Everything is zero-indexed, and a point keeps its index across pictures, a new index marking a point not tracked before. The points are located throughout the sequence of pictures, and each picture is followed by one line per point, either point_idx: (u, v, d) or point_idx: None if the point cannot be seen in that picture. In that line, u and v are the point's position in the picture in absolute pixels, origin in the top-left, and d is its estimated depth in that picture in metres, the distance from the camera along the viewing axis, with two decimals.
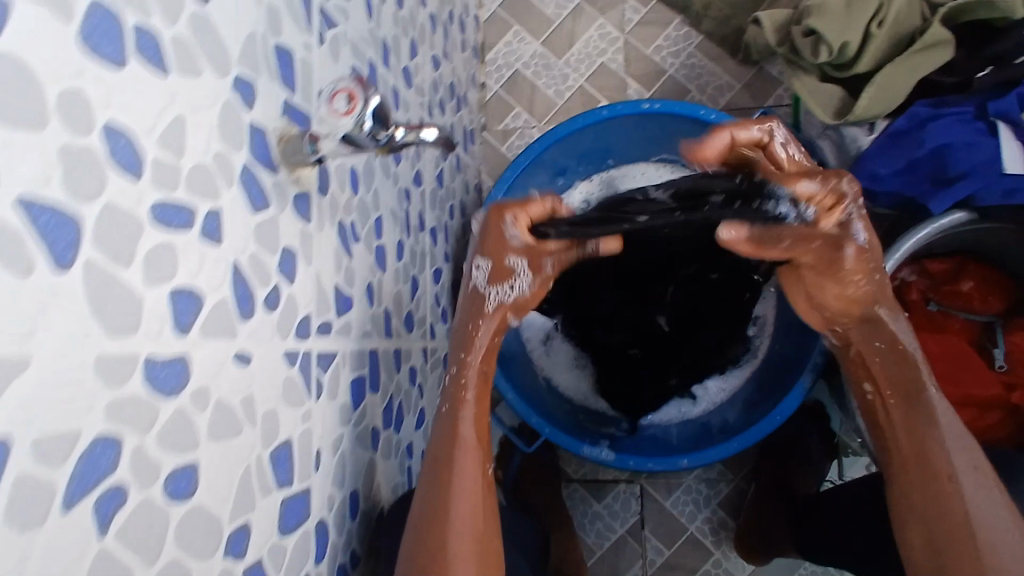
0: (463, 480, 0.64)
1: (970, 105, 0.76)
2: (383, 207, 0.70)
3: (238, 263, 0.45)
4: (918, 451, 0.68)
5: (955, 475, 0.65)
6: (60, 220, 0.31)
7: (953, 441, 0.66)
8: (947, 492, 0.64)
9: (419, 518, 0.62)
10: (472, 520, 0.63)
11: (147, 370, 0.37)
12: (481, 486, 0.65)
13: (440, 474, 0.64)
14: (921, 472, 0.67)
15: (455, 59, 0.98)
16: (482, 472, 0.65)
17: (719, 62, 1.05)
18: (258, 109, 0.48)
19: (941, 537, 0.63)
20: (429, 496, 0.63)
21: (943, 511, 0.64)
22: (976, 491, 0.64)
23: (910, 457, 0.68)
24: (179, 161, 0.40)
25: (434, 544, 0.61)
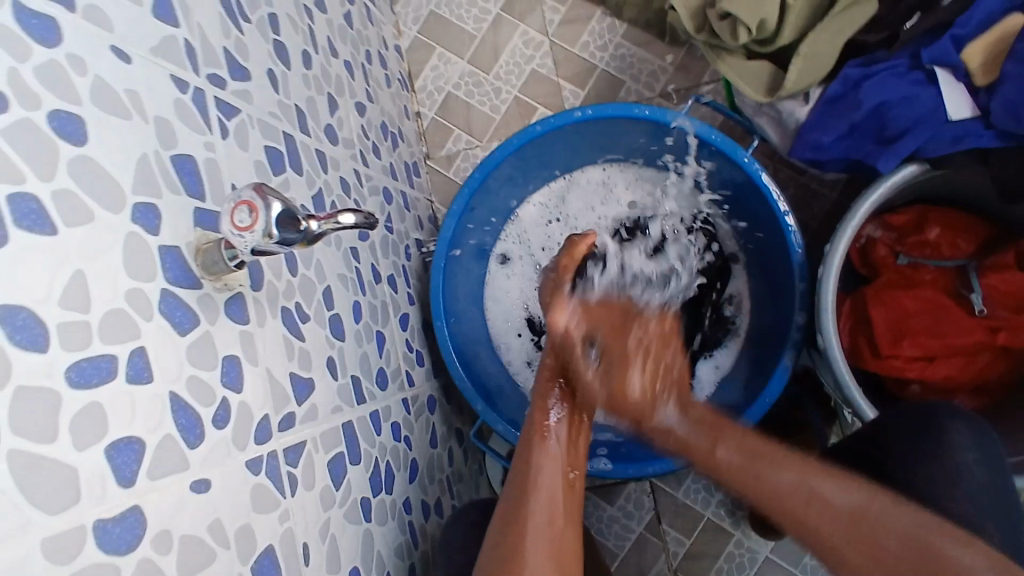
0: (539, 506, 0.66)
1: (903, 57, 0.75)
2: (330, 276, 0.69)
3: (174, 393, 0.44)
4: (732, 452, 0.69)
5: (761, 454, 0.67)
6: None
7: (767, 452, 0.68)
8: (768, 473, 0.66)
9: (502, 514, 0.66)
10: (550, 525, 0.65)
11: (98, 534, 0.37)
12: (562, 486, 0.69)
13: (519, 478, 0.69)
14: (747, 464, 0.67)
15: (382, 98, 0.97)
16: (563, 475, 0.70)
17: (648, 47, 1.04)
18: (167, 231, 0.47)
19: (794, 512, 0.64)
20: (513, 492, 0.68)
21: (782, 492, 0.65)
22: (783, 459, 0.67)
23: (745, 457, 0.68)
24: (89, 314, 0.39)
25: (510, 543, 0.63)
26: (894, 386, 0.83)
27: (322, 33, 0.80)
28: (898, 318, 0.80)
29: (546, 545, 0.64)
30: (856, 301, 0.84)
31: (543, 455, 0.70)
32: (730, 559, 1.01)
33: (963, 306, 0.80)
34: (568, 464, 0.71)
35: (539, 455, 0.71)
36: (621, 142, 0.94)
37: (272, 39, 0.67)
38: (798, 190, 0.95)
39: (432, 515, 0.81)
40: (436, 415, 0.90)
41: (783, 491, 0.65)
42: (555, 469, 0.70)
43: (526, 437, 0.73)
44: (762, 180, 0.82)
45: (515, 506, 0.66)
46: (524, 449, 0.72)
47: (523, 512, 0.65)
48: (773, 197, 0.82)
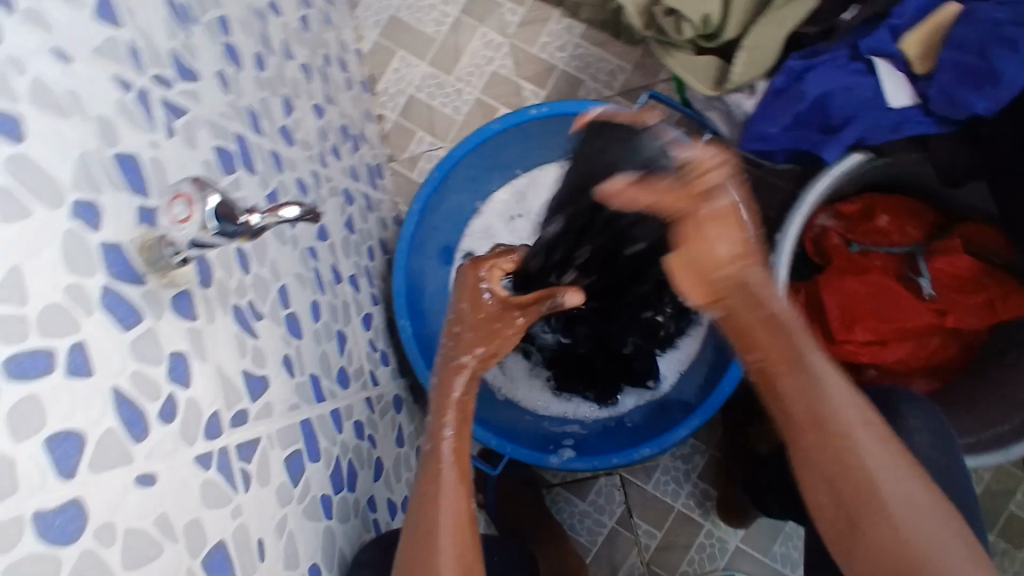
0: (445, 552, 0.58)
1: (843, 47, 0.77)
2: (286, 275, 0.69)
3: (117, 387, 0.44)
4: (811, 411, 0.60)
5: (849, 431, 0.59)
6: None
7: (842, 403, 0.60)
8: (848, 454, 0.58)
9: (408, 543, 0.59)
10: (459, 566, 0.58)
11: (37, 524, 0.37)
12: (468, 521, 0.60)
13: (423, 515, 0.60)
14: (814, 437, 0.60)
15: (342, 100, 0.97)
16: (463, 511, 0.61)
17: (605, 47, 1.06)
18: (109, 227, 0.47)
19: (851, 500, 0.58)
20: (414, 519, 0.60)
21: (855, 479, 0.58)
22: (873, 445, 0.58)
23: (805, 419, 0.61)
24: (27, 308, 0.39)
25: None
26: (851, 369, 0.86)
27: (277, 36, 0.81)
28: (849, 305, 0.82)
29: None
30: (810, 288, 0.86)
31: (447, 486, 0.61)
32: (700, 550, 1.02)
33: (914, 291, 0.82)
34: (466, 493, 0.61)
35: (444, 489, 0.61)
36: None
37: (223, 41, 0.68)
38: (755, 182, 0.97)
39: (398, 512, 0.81)
40: (402, 414, 0.90)
41: (836, 488, 0.59)
42: (458, 505, 0.60)
43: (425, 467, 0.63)
44: None
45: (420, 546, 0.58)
46: (424, 481, 0.62)
47: (427, 563, 0.57)
48: None
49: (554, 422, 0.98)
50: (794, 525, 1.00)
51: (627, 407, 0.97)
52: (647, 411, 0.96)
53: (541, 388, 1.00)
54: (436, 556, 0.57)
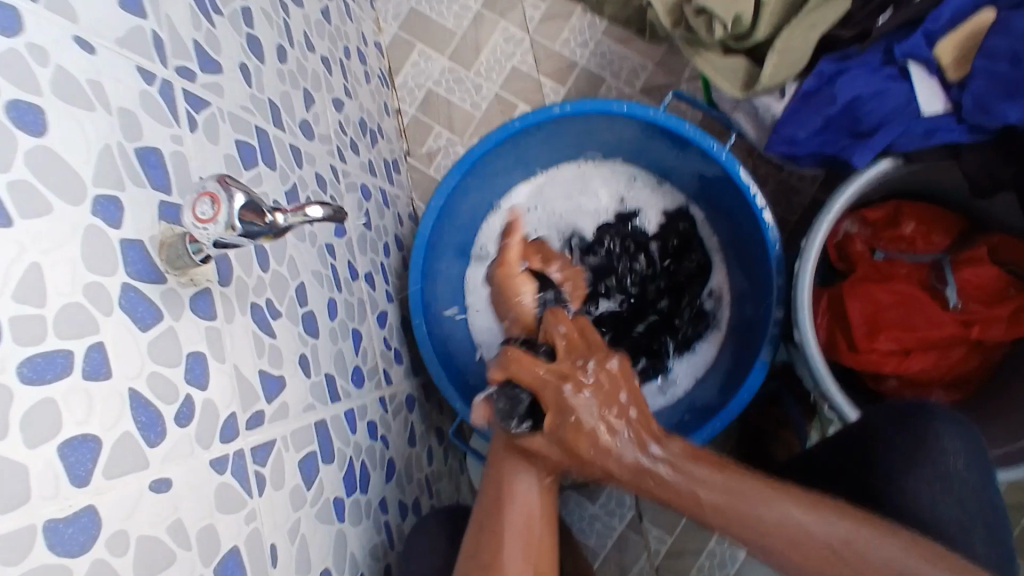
0: (514, 516, 0.70)
1: (877, 51, 0.75)
2: (304, 273, 0.68)
3: (135, 389, 0.43)
4: (688, 446, 0.70)
5: (722, 448, 0.68)
6: None
7: (738, 433, 0.69)
8: (736, 465, 0.67)
9: (484, 509, 0.71)
10: (527, 543, 0.68)
11: (49, 534, 0.36)
12: (540, 503, 0.71)
13: (499, 486, 0.73)
14: (698, 467, 0.69)
15: (361, 94, 0.96)
16: (541, 489, 0.73)
17: (628, 44, 1.04)
18: (129, 224, 0.46)
19: (734, 512, 0.65)
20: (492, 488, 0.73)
21: (762, 495, 0.64)
22: (762, 459, 0.67)
23: (682, 457, 0.70)
24: (44, 308, 0.38)
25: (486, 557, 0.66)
26: (871, 379, 0.84)
27: (298, 27, 0.79)
28: (872, 312, 0.80)
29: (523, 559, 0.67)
30: (833, 295, 0.84)
31: (523, 469, 0.73)
32: (710, 557, 1.00)
33: (939, 301, 0.80)
34: (546, 473, 0.73)
35: (517, 467, 0.73)
36: (601, 139, 0.94)
37: (244, 33, 0.67)
38: (778, 186, 0.95)
39: (410, 513, 0.81)
40: (415, 413, 0.89)
41: (713, 501, 0.66)
42: (534, 483, 0.72)
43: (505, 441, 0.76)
44: (740, 175, 0.82)
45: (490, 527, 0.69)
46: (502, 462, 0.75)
47: (502, 525, 0.69)
48: (751, 193, 0.82)
49: None
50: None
51: None
52: (662, 416, 0.95)
53: None
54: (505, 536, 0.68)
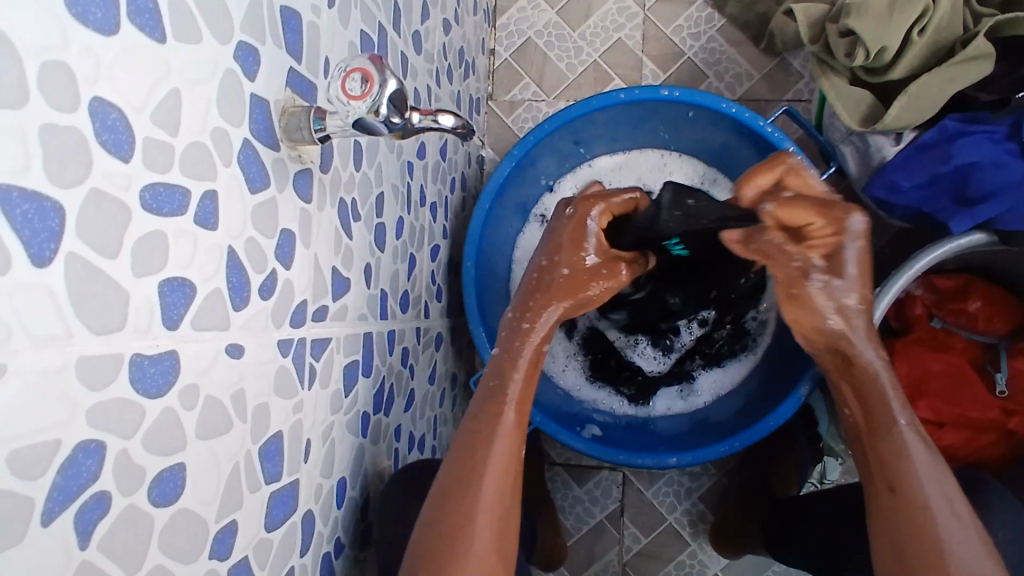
0: (486, 486, 0.56)
1: (1004, 123, 0.72)
2: (385, 183, 0.67)
3: (232, 248, 0.41)
4: (891, 476, 0.56)
5: (928, 503, 0.54)
6: (9, 204, 0.27)
7: (932, 484, 0.54)
8: (926, 532, 0.52)
9: (442, 486, 0.57)
10: (499, 507, 0.56)
11: (133, 368, 0.34)
12: (510, 472, 0.58)
13: (467, 450, 0.58)
14: (893, 503, 0.55)
15: (466, 23, 0.93)
16: (516, 453, 0.59)
17: (740, 48, 1.01)
18: (261, 80, 0.44)
19: (914, 568, 0.52)
20: (456, 465, 0.57)
21: (932, 561, 0.51)
22: (966, 546, 0.51)
23: (884, 482, 0.57)
24: (175, 139, 0.36)
25: (451, 520, 0.54)
26: None
27: None
28: (917, 381, 0.80)
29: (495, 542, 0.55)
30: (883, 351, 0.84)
31: (500, 430, 0.59)
32: (679, 567, 1.01)
33: (986, 384, 0.80)
34: (518, 440, 0.60)
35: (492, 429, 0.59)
36: (692, 134, 0.92)
37: None
38: None
39: (416, 448, 0.80)
40: (440, 352, 0.88)
41: (887, 470, 0.57)
42: (510, 444, 0.59)
43: (478, 405, 0.61)
44: None
45: (460, 481, 0.56)
46: (477, 416, 0.60)
47: (462, 495, 0.55)
48: None
49: (581, 402, 0.96)
50: (775, 571, 1.00)
51: (658, 410, 0.95)
52: (678, 421, 0.93)
53: (576, 370, 0.97)
54: (476, 497, 0.55)
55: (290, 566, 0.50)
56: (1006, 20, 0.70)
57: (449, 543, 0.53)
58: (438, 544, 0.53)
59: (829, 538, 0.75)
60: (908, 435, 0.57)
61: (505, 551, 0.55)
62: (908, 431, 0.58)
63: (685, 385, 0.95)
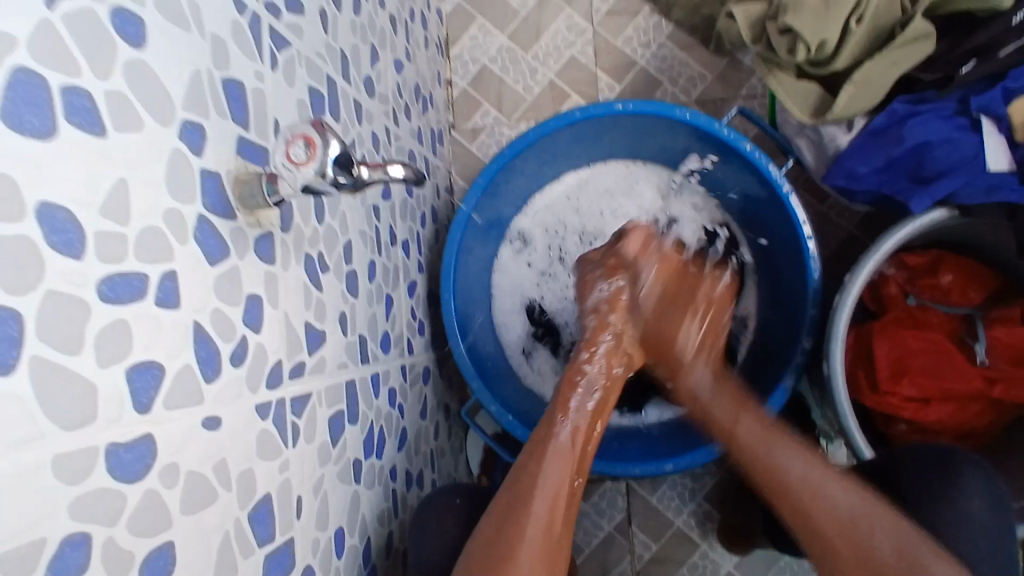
0: (538, 509, 0.67)
1: (950, 100, 0.73)
2: (351, 230, 0.68)
3: (198, 322, 0.42)
4: (752, 442, 0.75)
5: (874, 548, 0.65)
6: None
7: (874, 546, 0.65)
8: (796, 478, 0.70)
9: (502, 503, 0.68)
10: (550, 533, 0.66)
11: (108, 458, 0.34)
12: (566, 491, 0.69)
13: (528, 466, 0.71)
14: (766, 465, 0.73)
15: (418, 59, 0.94)
16: (568, 480, 0.70)
17: (690, 52, 1.02)
18: (209, 154, 0.45)
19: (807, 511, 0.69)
20: (512, 487, 0.69)
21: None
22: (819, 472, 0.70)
23: (755, 457, 0.74)
24: (127, 227, 0.37)
25: (505, 534, 0.65)
26: (881, 422, 0.83)
27: None
28: (899, 356, 0.80)
29: (541, 552, 0.65)
30: (861, 331, 0.85)
31: (554, 450, 0.71)
32: (692, 569, 1.01)
33: (967, 355, 0.80)
34: (574, 471, 0.72)
35: (549, 452, 0.72)
36: (654, 142, 0.93)
37: None
38: (817, 217, 0.95)
39: (415, 485, 0.81)
40: (430, 386, 0.89)
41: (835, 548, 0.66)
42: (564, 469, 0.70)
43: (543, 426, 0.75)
44: (790, 201, 0.82)
45: (514, 508, 0.67)
46: (536, 444, 0.73)
47: (522, 513, 0.66)
48: (800, 222, 0.82)
49: None
50: (787, 562, 1.00)
51: (650, 418, 0.97)
52: (668, 425, 0.95)
53: None
54: (528, 519, 0.65)
55: None
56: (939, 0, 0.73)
57: (501, 554, 0.63)
58: (488, 568, 0.62)
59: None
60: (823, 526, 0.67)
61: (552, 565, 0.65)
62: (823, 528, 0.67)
63: None
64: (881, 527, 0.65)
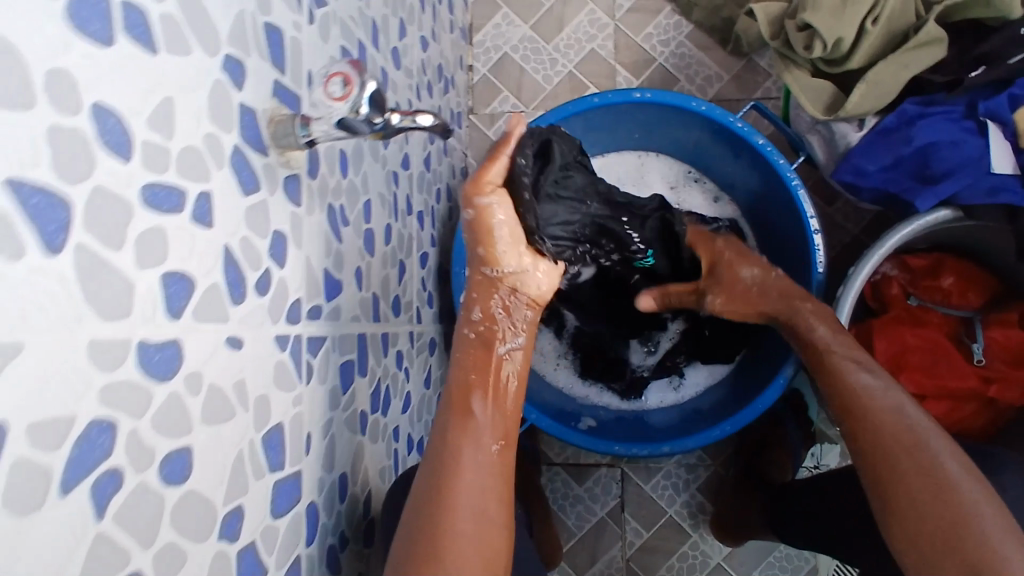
0: (466, 481, 0.60)
1: (959, 103, 0.75)
2: (371, 191, 0.70)
3: (228, 246, 0.44)
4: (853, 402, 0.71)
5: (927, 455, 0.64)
6: (24, 199, 0.29)
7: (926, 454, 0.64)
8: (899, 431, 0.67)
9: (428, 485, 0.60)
10: (478, 508, 0.59)
11: (140, 354, 0.36)
12: (492, 465, 0.63)
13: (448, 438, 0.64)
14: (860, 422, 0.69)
15: (443, 41, 0.97)
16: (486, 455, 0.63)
17: (708, 52, 1.05)
18: (248, 90, 0.47)
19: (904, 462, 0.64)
20: (433, 465, 0.62)
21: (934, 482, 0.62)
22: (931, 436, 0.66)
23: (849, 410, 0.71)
24: (170, 142, 0.39)
25: (434, 521, 0.57)
26: None
27: None
28: (897, 353, 0.83)
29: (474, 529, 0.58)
30: (861, 330, 0.86)
31: (470, 433, 0.63)
32: (682, 558, 1.03)
33: (964, 354, 0.82)
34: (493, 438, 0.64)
35: (465, 433, 0.63)
36: (668, 135, 0.96)
37: None
38: (823, 218, 0.97)
39: (415, 450, 0.82)
40: (435, 357, 0.91)
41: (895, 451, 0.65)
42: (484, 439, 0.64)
43: (448, 407, 0.65)
44: (800, 196, 0.84)
45: (443, 485, 0.59)
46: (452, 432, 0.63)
47: (444, 493, 0.59)
48: (807, 217, 0.84)
49: (575, 401, 0.99)
50: (779, 551, 1.01)
51: (651, 404, 0.99)
52: (669, 412, 0.98)
53: (567, 369, 1.01)
54: (456, 496, 0.59)
55: (297, 553, 0.52)
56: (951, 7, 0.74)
57: (433, 543, 0.56)
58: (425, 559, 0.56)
59: (829, 527, 0.78)
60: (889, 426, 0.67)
61: (488, 545, 0.59)
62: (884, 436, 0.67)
63: (674, 376, 0.99)
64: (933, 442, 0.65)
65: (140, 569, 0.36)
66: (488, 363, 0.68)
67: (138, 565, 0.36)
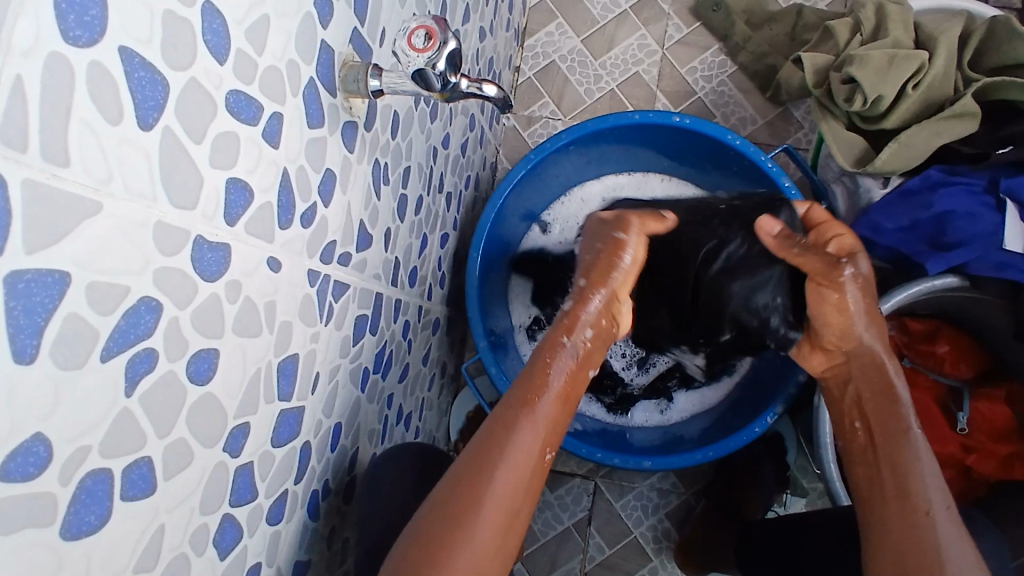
0: (501, 480, 0.58)
1: (982, 178, 0.79)
2: (412, 159, 0.71)
3: (286, 170, 0.45)
4: (901, 485, 0.62)
5: (931, 514, 0.58)
6: (132, 70, 0.31)
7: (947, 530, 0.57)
8: (924, 530, 0.57)
9: (456, 471, 0.59)
10: (505, 509, 0.58)
11: (195, 249, 0.37)
12: (532, 466, 0.61)
13: (492, 431, 0.61)
14: (899, 508, 0.60)
15: (498, 36, 0.99)
16: (538, 454, 0.61)
17: (747, 95, 1.08)
18: (331, 30, 0.48)
19: (914, 569, 0.55)
20: (473, 453, 0.60)
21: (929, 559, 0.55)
22: (958, 547, 0.56)
23: (891, 489, 0.62)
24: (259, 58, 0.40)
25: (458, 510, 0.56)
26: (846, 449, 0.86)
27: None
28: None
29: (496, 528, 0.57)
30: None
31: (526, 423, 0.62)
32: None
33: (949, 421, 0.88)
34: (545, 444, 0.63)
35: (518, 428, 0.61)
36: (695, 164, 0.98)
37: None
38: None
39: (403, 422, 0.83)
40: (436, 337, 0.92)
41: (901, 515, 0.60)
42: (533, 443, 0.61)
43: (517, 394, 0.64)
44: None
45: (475, 476, 0.58)
46: (503, 418, 0.62)
47: (478, 485, 0.57)
48: None
49: None
50: None
51: (635, 421, 1.01)
52: (650, 433, 0.99)
53: None
54: (486, 492, 0.57)
55: (285, 489, 0.53)
56: (989, 84, 0.79)
57: (450, 530, 0.55)
58: (433, 542, 0.55)
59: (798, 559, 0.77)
60: (924, 481, 0.61)
61: (504, 544, 0.57)
62: (927, 503, 0.59)
63: (661, 399, 1.01)
64: (950, 522, 0.57)
65: (150, 457, 0.37)
66: (564, 359, 0.67)
67: (149, 453, 0.37)
